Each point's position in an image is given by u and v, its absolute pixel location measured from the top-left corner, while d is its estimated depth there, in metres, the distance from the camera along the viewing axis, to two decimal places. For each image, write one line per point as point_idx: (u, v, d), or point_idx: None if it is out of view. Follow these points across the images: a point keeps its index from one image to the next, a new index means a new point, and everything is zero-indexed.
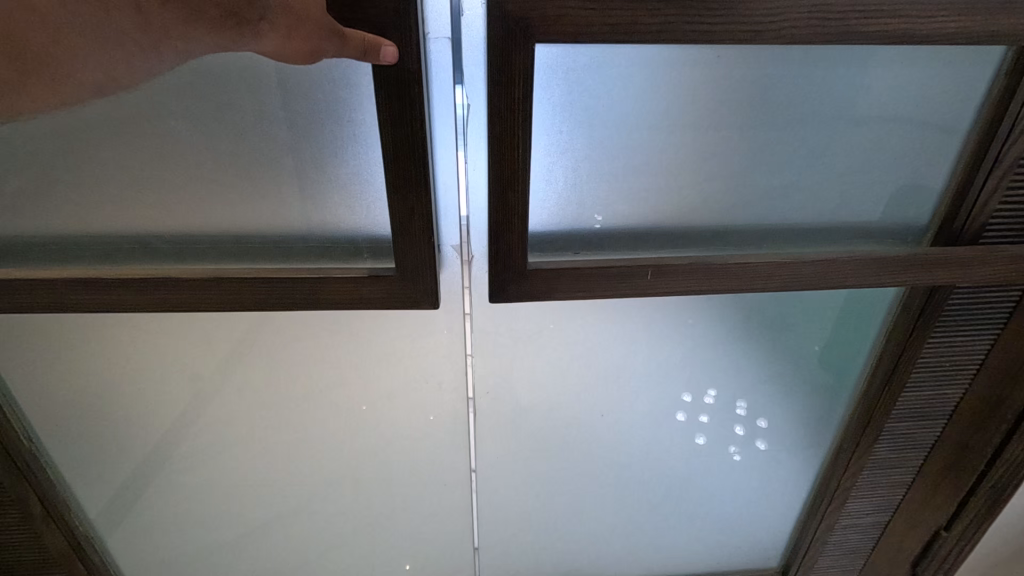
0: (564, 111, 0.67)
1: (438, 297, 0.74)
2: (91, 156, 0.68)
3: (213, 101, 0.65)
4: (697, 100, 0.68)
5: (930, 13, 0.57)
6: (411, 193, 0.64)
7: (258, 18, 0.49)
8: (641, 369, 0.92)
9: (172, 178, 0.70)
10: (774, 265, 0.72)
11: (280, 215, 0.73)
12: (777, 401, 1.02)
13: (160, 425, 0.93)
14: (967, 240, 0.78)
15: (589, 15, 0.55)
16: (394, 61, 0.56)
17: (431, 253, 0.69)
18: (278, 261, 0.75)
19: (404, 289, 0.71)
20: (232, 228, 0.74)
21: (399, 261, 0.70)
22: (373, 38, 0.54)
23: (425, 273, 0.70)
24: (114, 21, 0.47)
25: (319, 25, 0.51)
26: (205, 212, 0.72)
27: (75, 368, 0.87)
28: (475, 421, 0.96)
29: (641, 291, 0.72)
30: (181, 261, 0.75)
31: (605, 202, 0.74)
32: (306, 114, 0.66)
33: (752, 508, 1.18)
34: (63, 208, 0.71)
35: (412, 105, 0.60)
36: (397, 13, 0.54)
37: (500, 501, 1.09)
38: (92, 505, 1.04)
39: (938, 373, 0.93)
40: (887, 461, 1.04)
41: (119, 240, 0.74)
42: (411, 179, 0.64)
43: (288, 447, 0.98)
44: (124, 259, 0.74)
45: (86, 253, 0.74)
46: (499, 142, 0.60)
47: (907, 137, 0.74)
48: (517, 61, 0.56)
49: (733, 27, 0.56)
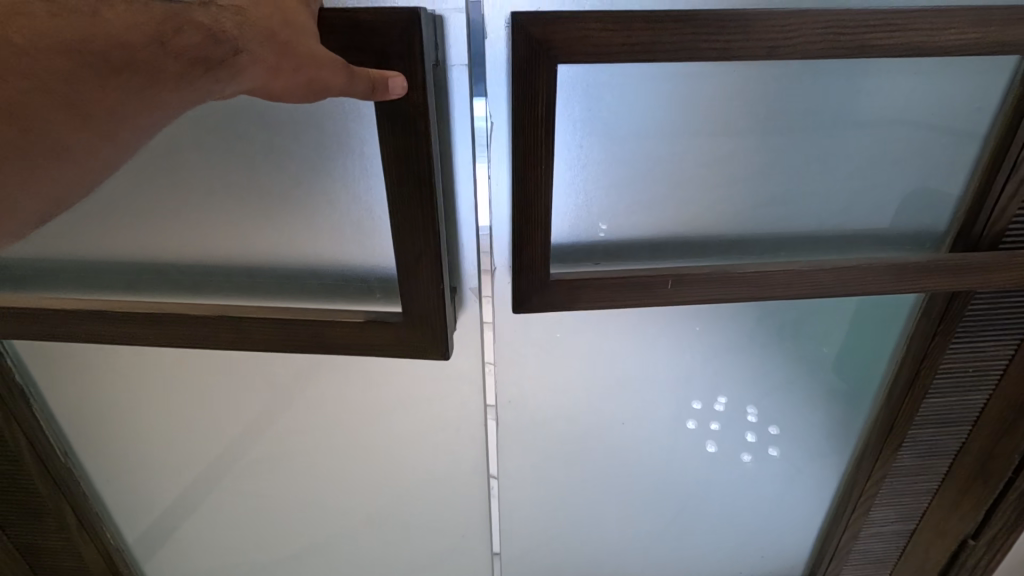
0: (586, 125, 0.69)
1: (450, 347, 0.74)
2: (111, 187, 0.71)
3: (227, 135, 0.68)
4: (701, 122, 0.71)
5: (943, 26, 0.58)
6: (419, 234, 0.66)
7: (233, 52, 0.47)
8: (662, 375, 0.93)
9: (187, 208, 0.73)
10: (793, 274, 0.73)
11: (295, 242, 0.75)
12: (798, 409, 1.01)
13: (181, 439, 0.96)
14: (987, 245, 0.77)
15: (609, 35, 0.57)
16: (403, 90, 0.57)
17: (439, 303, 0.70)
18: (297, 296, 0.79)
19: (415, 333, 0.72)
20: (245, 262, 0.77)
21: (406, 307, 0.71)
22: (377, 73, 0.55)
23: (431, 319, 0.71)
24: (54, 119, 0.43)
25: (312, 57, 0.51)
26: (224, 238, 0.75)
27: (107, 387, 0.90)
28: (496, 429, 0.96)
29: (662, 300, 0.73)
30: (199, 291, 0.79)
31: (620, 214, 0.76)
32: (318, 147, 0.69)
33: (775, 514, 1.17)
34: (87, 237, 0.75)
35: (417, 141, 0.61)
36: (401, 38, 0.55)
37: (520, 507, 1.09)
38: (124, 522, 1.08)
39: (960, 379, 0.92)
40: (910, 468, 1.03)
41: (139, 268, 0.77)
42: (418, 218, 0.65)
43: (312, 456, 1.00)
44: (145, 285, 0.79)
45: (122, 277, 0.78)
46: (522, 159, 0.62)
47: (921, 145, 0.75)
48: (539, 79, 0.58)
49: (749, 44, 0.58)
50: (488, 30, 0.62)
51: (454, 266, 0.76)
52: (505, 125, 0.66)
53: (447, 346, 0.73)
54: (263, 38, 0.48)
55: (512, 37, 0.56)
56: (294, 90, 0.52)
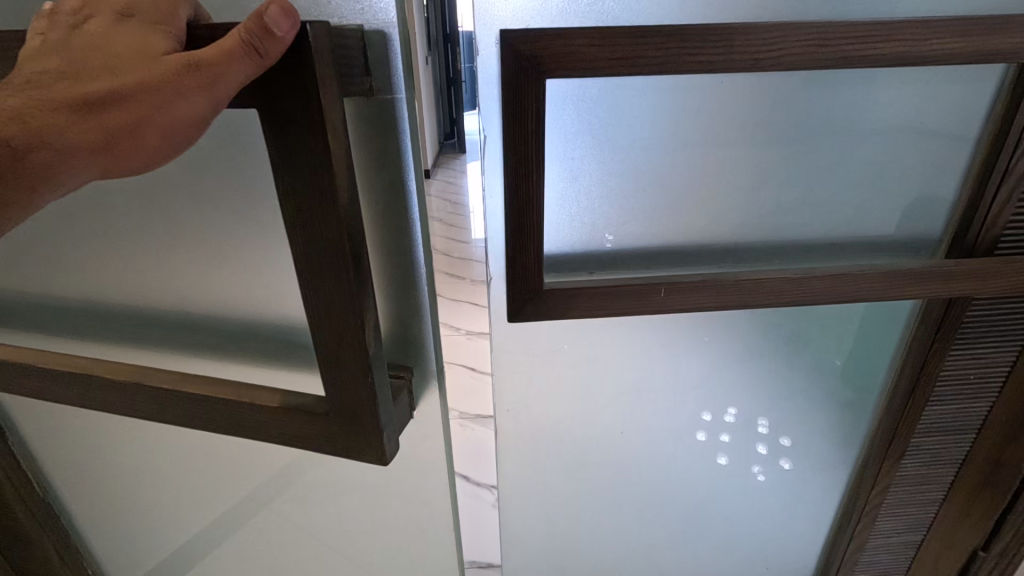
0: (578, 137, 0.71)
1: (389, 445, 0.69)
2: (59, 240, 0.75)
3: (150, 187, 0.70)
4: (672, 143, 0.72)
5: (925, 36, 0.59)
6: (334, 321, 0.61)
7: (38, 146, 0.49)
8: (663, 386, 0.93)
9: (122, 256, 0.76)
10: (784, 281, 0.74)
11: (233, 289, 0.77)
12: (801, 418, 1.00)
13: (162, 471, 0.99)
14: (982, 253, 0.78)
15: (595, 50, 0.58)
16: (288, 20, 0.46)
17: (370, 395, 0.64)
18: (259, 339, 0.80)
19: (343, 430, 0.67)
20: (203, 313, 0.79)
21: (334, 398, 0.65)
22: (254, 21, 0.46)
23: (365, 412, 0.65)
24: None
25: (149, 93, 0.48)
26: (163, 281, 0.77)
27: (84, 428, 0.96)
28: (498, 439, 0.97)
29: (656, 309, 0.74)
30: (172, 328, 0.81)
31: (624, 223, 0.77)
32: (239, 197, 0.71)
33: (780, 527, 1.16)
34: (52, 283, 0.79)
35: (325, 211, 0.54)
36: (290, 61, 0.48)
37: (522, 520, 1.09)
38: (100, 547, 1.12)
39: (960, 387, 0.93)
40: (913, 477, 1.04)
41: (117, 312, 0.81)
42: (333, 300, 0.59)
43: (300, 486, 0.98)
44: (128, 327, 0.82)
45: (117, 314, 0.81)
46: (514, 171, 0.64)
47: (913, 153, 0.75)
48: (529, 95, 0.60)
49: (733, 57, 0.59)
50: (480, 47, 0.64)
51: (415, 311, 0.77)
52: (497, 139, 0.67)
53: (384, 452, 0.68)
54: (75, 111, 0.49)
55: (501, 55, 0.58)
56: (152, 139, 0.51)
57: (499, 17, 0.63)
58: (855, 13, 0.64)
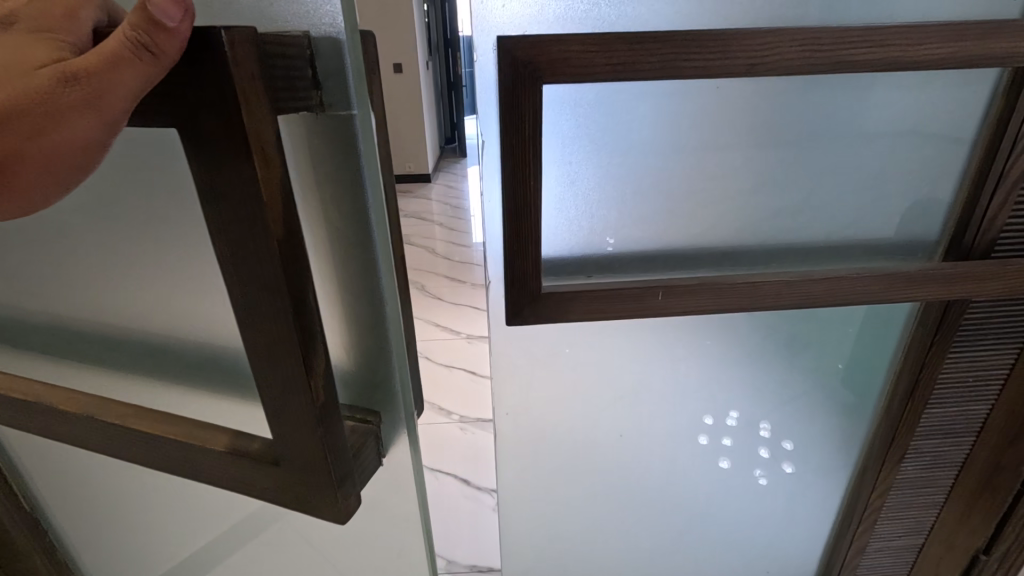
0: (576, 142, 0.71)
1: (351, 507, 0.54)
2: None
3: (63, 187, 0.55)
4: (671, 147, 0.73)
5: (919, 40, 0.60)
6: (274, 364, 0.46)
7: None
8: (663, 389, 0.93)
9: (45, 264, 0.61)
10: (782, 284, 0.74)
11: (170, 319, 0.60)
12: (802, 421, 1.00)
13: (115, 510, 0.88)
14: (979, 255, 0.78)
15: (592, 56, 0.59)
16: (179, 15, 0.35)
17: (322, 452, 0.49)
18: (201, 383, 0.63)
19: (294, 488, 0.52)
20: (139, 345, 0.64)
21: (281, 453, 0.50)
22: (141, 14, 0.34)
23: (316, 470, 0.50)
24: None
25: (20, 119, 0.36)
26: (92, 298, 0.62)
27: (32, 455, 0.86)
28: (499, 443, 0.97)
29: (655, 312, 0.74)
30: (104, 353, 0.66)
31: (623, 226, 0.77)
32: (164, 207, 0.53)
33: (781, 530, 1.16)
34: None
35: (251, 233, 0.40)
36: (199, 71, 0.36)
37: (523, 524, 1.08)
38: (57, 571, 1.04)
39: (959, 389, 0.93)
40: (913, 481, 1.04)
41: (40, 325, 0.66)
42: (271, 339, 0.45)
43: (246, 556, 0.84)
44: (51, 345, 0.67)
45: (41, 329, 0.66)
46: (512, 175, 0.64)
47: (910, 156, 0.76)
48: (526, 99, 0.61)
49: (729, 62, 0.59)
50: (478, 52, 0.64)
51: (385, 367, 0.54)
52: (495, 143, 0.67)
53: (343, 510, 0.53)
54: None
55: (499, 61, 0.58)
56: (38, 182, 0.39)
57: (497, 23, 0.63)
58: (851, 19, 0.64)
